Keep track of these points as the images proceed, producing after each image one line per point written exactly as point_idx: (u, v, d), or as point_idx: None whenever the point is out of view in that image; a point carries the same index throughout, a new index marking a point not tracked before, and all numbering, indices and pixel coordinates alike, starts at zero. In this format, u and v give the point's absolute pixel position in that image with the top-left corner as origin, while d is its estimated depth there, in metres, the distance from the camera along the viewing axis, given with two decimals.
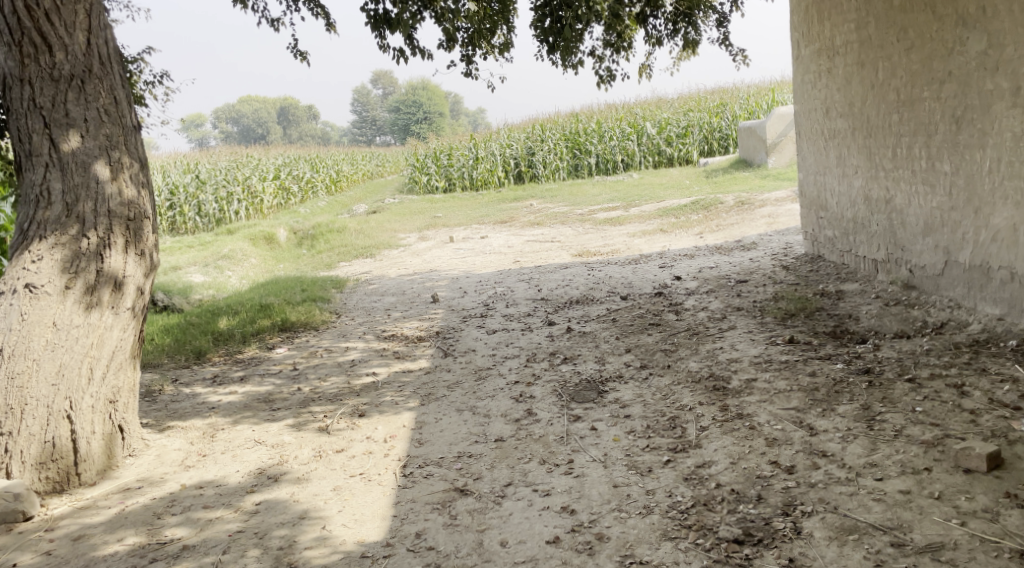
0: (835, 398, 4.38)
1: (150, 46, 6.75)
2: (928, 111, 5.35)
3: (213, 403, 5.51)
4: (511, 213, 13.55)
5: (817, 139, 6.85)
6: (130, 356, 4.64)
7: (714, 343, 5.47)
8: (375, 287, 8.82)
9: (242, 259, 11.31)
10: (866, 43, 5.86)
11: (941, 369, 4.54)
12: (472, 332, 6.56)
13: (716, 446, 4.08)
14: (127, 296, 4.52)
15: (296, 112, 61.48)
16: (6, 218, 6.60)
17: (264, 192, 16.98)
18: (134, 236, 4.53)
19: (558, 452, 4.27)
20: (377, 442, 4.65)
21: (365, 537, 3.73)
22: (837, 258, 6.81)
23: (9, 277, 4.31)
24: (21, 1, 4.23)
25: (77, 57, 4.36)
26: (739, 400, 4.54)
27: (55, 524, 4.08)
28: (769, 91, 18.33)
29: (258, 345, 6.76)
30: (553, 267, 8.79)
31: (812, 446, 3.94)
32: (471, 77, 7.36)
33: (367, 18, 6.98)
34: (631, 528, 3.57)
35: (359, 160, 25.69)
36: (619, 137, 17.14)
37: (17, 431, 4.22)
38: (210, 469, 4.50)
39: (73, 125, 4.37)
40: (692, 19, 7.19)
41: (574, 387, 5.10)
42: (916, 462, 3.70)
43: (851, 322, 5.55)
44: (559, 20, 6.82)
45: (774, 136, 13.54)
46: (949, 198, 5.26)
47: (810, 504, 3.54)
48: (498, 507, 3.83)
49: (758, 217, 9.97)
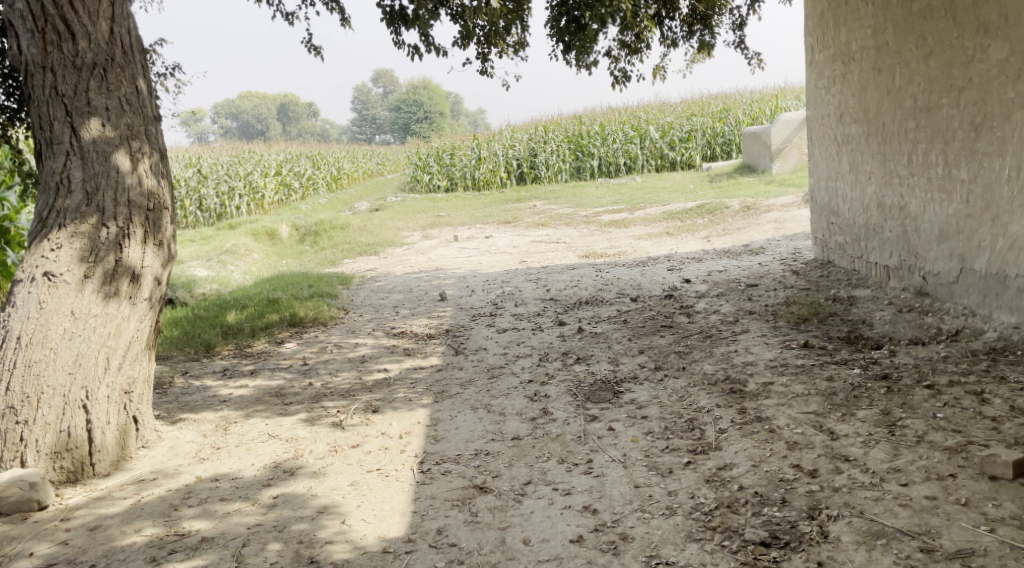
0: (853, 403, 4.37)
1: (163, 40, 7.35)
2: (946, 118, 5.35)
3: (223, 396, 5.49)
4: (514, 213, 13.55)
5: (829, 144, 6.83)
6: (145, 347, 4.63)
7: (728, 346, 5.46)
8: (382, 285, 8.79)
9: (245, 254, 11.27)
10: (883, 48, 5.86)
11: (959, 376, 4.54)
12: (482, 331, 6.54)
13: (736, 449, 4.06)
14: (144, 287, 4.52)
15: (297, 109, 61.60)
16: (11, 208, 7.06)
17: (265, 188, 16.97)
18: (152, 227, 4.53)
19: (576, 451, 4.25)
20: (392, 438, 4.63)
21: (386, 533, 3.72)
22: (847, 264, 6.79)
23: (27, 265, 4.32)
24: None
25: (100, 46, 4.36)
26: (757, 403, 4.53)
27: (70, 514, 4.06)
28: (773, 98, 18.30)
29: (266, 339, 6.74)
30: (560, 268, 8.76)
31: (834, 451, 3.93)
32: (486, 75, 7.34)
33: (382, 14, 6.98)
34: (655, 529, 3.55)
35: (360, 158, 25.77)
36: (622, 141, 17.12)
37: (33, 420, 4.19)
38: (225, 462, 4.48)
39: (95, 114, 4.36)
40: (708, 22, 7.19)
41: (589, 387, 5.08)
42: (940, 468, 3.70)
43: (865, 327, 5.54)
44: (575, 20, 6.78)
45: (778, 142, 13.55)
46: (966, 205, 5.26)
47: (836, 508, 3.53)
48: (519, 506, 3.82)
49: (765, 222, 9.98)
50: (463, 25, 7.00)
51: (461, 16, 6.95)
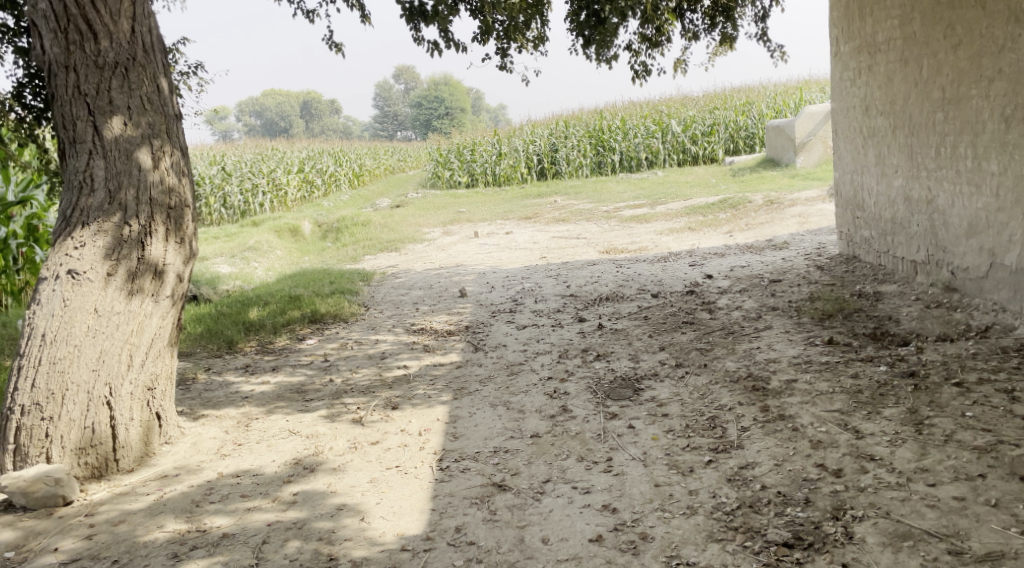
0: (879, 401, 4.29)
1: (200, 63, 7.45)
2: (976, 109, 5.24)
3: (245, 392, 5.48)
4: (535, 209, 13.49)
5: (855, 138, 6.71)
6: (168, 344, 4.65)
7: (750, 343, 5.37)
8: (402, 281, 8.77)
9: (268, 251, 11.30)
10: (910, 39, 5.75)
11: (989, 374, 4.43)
12: (502, 327, 6.50)
13: (759, 448, 3.99)
14: (167, 284, 4.54)
15: (320, 107, 61.79)
16: (42, 204, 7.66)
17: (288, 185, 17.04)
18: (174, 225, 4.55)
19: (596, 449, 4.20)
20: (412, 435, 4.60)
21: (405, 530, 3.69)
22: (872, 259, 6.68)
23: (51, 263, 4.33)
24: None
25: (122, 45, 4.36)
26: (780, 401, 4.44)
27: (94, 509, 4.10)
28: (797, 90, 18.10)
29: (288, 335, 6.74)
30: (581, 264, 8.69)
31: (859, 450, 3.85)
32: (505, 70, 7.29)
33: (402, 10, 6.95)
34: (676, 529, 3.49)
35: (381, 155, 25.80)
36: (643, 135, 16.97)
37: (58, 416, 4.22)
38: (246, 459, 4.48)
39: (117, 113, 4.37)
40: (730, 14, 7.09)
41: (609, 384, 5.02)
42: (969, 468, 3.61)
43: (892, 323, 5.43)
44: (595, 13, 6.68)
45: (803, 135, 13.40)
46: (996, 199, 5.15)
47: (861, 509, 3.45)
48: (538, 504, 3.77)
49: (789, 216, 9.86)
50: (483, 21, 6.97)
51: (480, 11, 6.91)
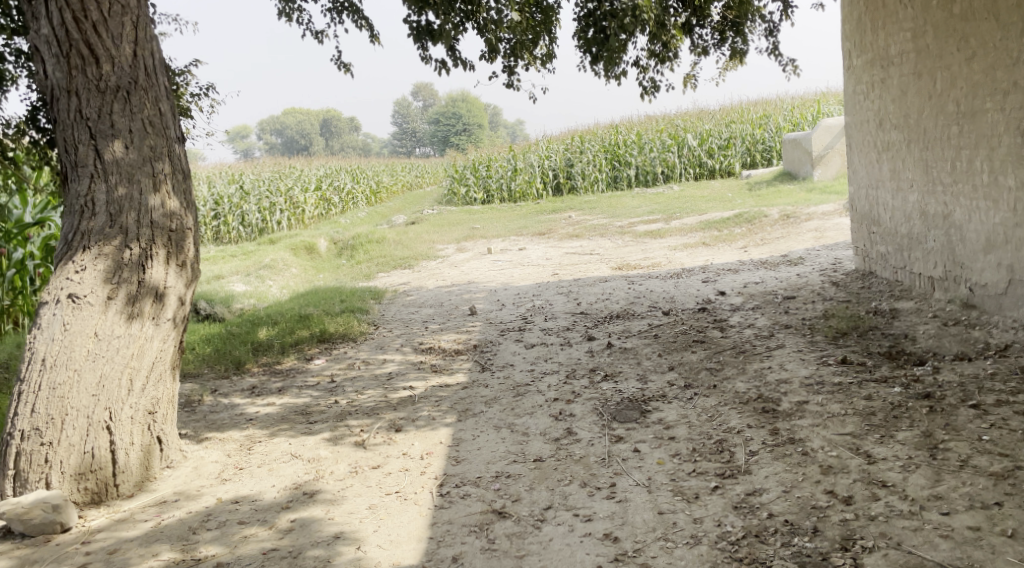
0: (892, 424, 4.15)
1: (211, 84, 7.50)
2: (991, 123, 5.11)
3: (250, 414, 5.41)
4: (550, 225, 13.40)
5: (869, 152, 6.57)
6: (170, 367, 4.59)
7: (761, 363, 5.24)
8: (413, 299, 8.69)
9: (282, 269, 11.26)
10: (924, 52, 5.62)
11: (1008, 395, 4.28)
12: (510, 347, 6.39)
13: (767, 473, 3.87)
14: (167, 308, 4.49)
15: (339, 124, 62.10)
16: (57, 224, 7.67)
17: (305, 203, 17.06)
18: (175, 247, 4.50)
19: (599, 474, 4.08)
20: (414, 459, 4.51)
21: (401, 560, 3.60)
22: (889, 275, 6.52)
23: (52, 287, 4.29)
24: (69, 13, 4.21)
25: (123, 70, 4.33)
26: (790, 424, 4.31)
27: (91, 537, 4.03)
28: (815, 104, 17.93)
29: (296, 356, 6.67)
30: (592, 281, 8.58)
31: (870, 476, 3.71)
32: (511, 88, 7.22)
33: (409, 29, 6.91)
34: (678, 560, 3.38)
35: (397, 172, 25.82)
36: (659, 149, 16.85)
37: (57, 441, 4.16)
38: (246, 484, 4.40)
39: (118, 136, 4.33)
40: (740, 29, 6.98)
41: (616, 406, 4.90)
42: (985, 496, 3.47)
43: (908, 342, 5.28)
44: (602, 30, 6.67)
45: (820, 149, 13.26)
46: (1013, 214, 5.01)
47: (871, 539, 3.32)
48: (538, 532, 3.66)
49: (804, 231, 9.70)
50: (488, 39, 6.92)
51: (486, 29, 6.86)
